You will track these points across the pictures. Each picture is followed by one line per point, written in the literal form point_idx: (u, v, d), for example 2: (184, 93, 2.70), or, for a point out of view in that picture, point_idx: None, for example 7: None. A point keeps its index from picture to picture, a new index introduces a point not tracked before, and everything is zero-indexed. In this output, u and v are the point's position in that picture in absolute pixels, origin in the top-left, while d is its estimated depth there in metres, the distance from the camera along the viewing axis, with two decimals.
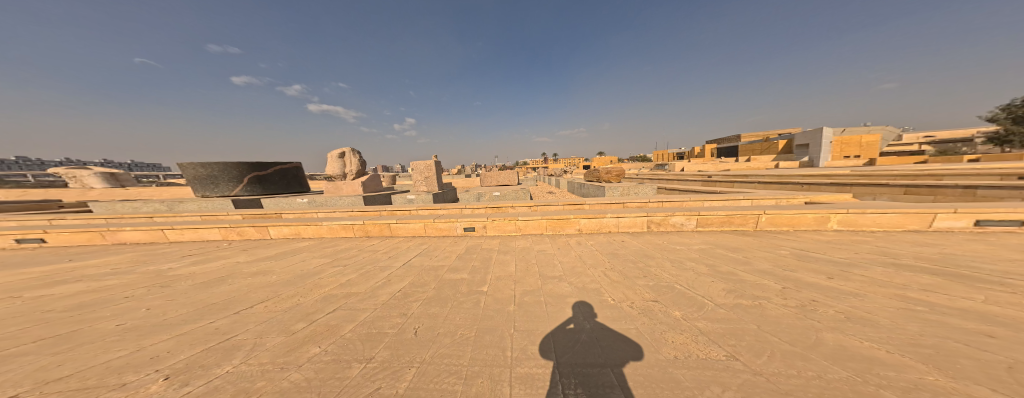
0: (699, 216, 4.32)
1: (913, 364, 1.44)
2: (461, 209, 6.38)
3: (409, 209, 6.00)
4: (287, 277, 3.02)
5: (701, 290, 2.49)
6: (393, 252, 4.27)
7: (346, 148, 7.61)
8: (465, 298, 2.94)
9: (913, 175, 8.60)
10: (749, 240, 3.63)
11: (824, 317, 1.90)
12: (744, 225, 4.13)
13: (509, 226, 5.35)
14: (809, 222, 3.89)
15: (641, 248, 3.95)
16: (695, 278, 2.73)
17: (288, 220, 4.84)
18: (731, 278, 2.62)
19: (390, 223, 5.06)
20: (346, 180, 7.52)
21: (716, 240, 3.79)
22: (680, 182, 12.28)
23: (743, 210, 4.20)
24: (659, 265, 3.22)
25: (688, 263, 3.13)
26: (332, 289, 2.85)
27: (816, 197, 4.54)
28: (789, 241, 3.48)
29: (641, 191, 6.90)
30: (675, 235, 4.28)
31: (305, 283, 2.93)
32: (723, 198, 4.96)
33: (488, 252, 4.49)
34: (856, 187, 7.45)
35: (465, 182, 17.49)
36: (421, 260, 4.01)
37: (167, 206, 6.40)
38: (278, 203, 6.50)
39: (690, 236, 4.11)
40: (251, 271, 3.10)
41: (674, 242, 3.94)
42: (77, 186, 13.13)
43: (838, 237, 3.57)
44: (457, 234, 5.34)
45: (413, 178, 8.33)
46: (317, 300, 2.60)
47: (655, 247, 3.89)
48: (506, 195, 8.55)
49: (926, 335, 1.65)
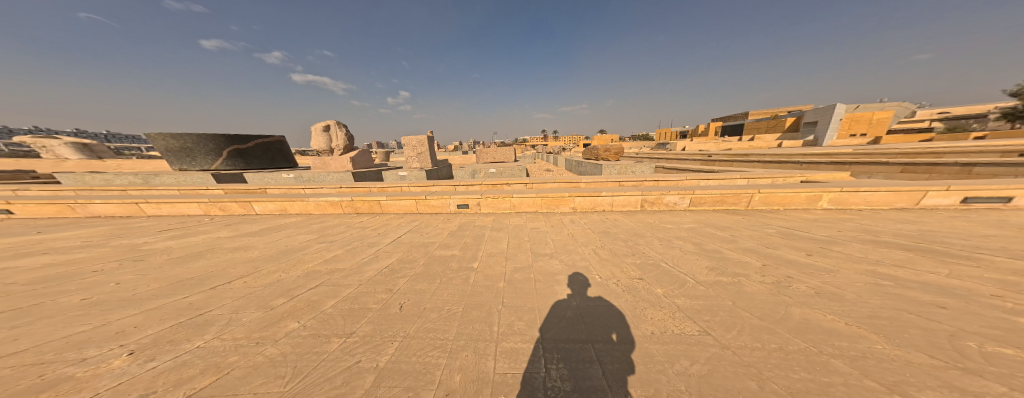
0: (693, 194, 4.24)
1: (864, 334, 1.40)
2: (453, 186, 6.22)
3: (400, 186, 5.83)
4: (269, 253, 2.97)
5: (685, 268, 2.48)
6: (383, 229, 4.21)
7: (331, 121, 7.14)
8: (455, 274, 2.93)
9: (914, 153, 8.46)
10: (740, 219, 3.59)
11: (796, 293, 1.86)
12: (738, 204, 4.07)
13: (503, 204, 5.28)
14: (801, 200, 3.82)
15: (633, 227, 3.92)
16: (682, 256, 2.72)
17: (273, 196, 4.70)
18: (715, 256, 2.60)
19: (380, 200, 4.94)
20: (334, 155, 7.14)
21: (707, 218, 3.75)
22: (681, 161, 12.06)
23: (737, 188, 4.10)
24: (648, 243, 3.21)
25: (676, 241, 3.11)
26: (316, 265, 2.83)
27: (813, 175, 4.42)
28: (779, 219, 3.44)
29: (640, 170, 6.73)
30: (667, 214, 4.23)
31: (288, 258, 2.89)
32: (720, 177, 4.84)
33: (479, 229, 4.44)
34: (855, 166, 7.34)
35: (463, 159, 17.13)
36: (411, 237, 3.96)
37: (143, 179, 6.13)
38: (262, 178, 6.28)
39: (682, 215, 4.06)
40: (233, 246, 3.05)
41: (666, 221, 3.90)
42: (49, 157, 12.73)
43: (827, 215, 3.53)
44: (449, 212, 5.26)
45: (405, 154, 8.02)
46: (299, 276, 2.57)
47: (647, 226, 3.86)
48: (502, 172, 8.36)
49: (884, 307, 1.59)
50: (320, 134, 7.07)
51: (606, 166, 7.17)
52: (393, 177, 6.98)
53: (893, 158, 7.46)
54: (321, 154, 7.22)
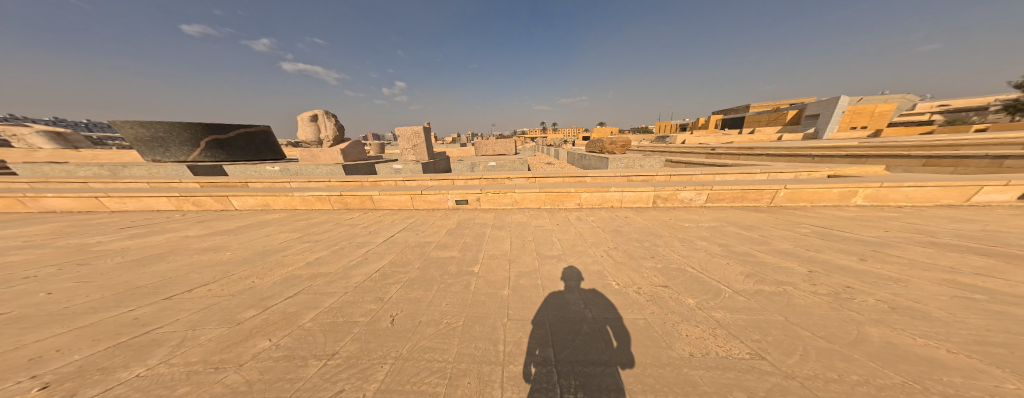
0: (711, 190, 3.94)
1: (982, 367, 1.14)
2: (451, 180, 5.85)
3: (393, 180, 5.45)
4: (242, 254, 2.62)
5: (716, 274, 2.20)
6: (376, 226, 3.88)
7: (319, 110, 6.66)
8: (453, 279, 2.63)
9: (929, 147, 8.23)
10: (765, 217, 3.31)
11: (865, 308, 1.58)
12: (758, 201, 3.79)
13: (504, 200, 4.95)
14: (833, 197, 3.55)
15: (647, 226, 3.64)
16: (711, 259, 2.44)
17: (253, 190, 4.30)
18: (749, 260, 2.32)
19: (372, 195, 4.59)
20: (323, 147, 6.68)
21: (728, 216, 3.47)
22: (685, 154, 11.73)
23: (760, 184, 3.81)
24: (667, 244, 2.93)
25: (700, 242, 2.83)
26: (297, 269, 2.50)
27: (843, 169, 4.15)
28: (808, 217, 3.17)
29: (648, 164, 6.41)
30: (682, 211, 3.96)
31: (264, 261, 2.55)
32: (738, 171, 4.54)
33: (480, 227, 4.12)
34: (872, 159, 7.05)
35: (461, 152, 16.61)
36: (406, 235, 3.64)
37: (110, 170, 5.63)
38: (244, 171, 5.85)
39: (699, 212, 3.79)
40: (203, 247, 2.70)
41: (683, 219, 3.63)
42: (23, 147, 12.09)
43: (863, 213, 3.26)
44: (447, 208, 4.92)
45: (399, 146, 7.59)
46: (275, 283, 2.24)
47: (663, 225, 3.58)
48: (502, 165, 7.99)
49: (994, 330, 1.33)
50: (308, 124, 6.54)
51: (612, 160, 6.81)
52: (387, 170, 6.56)
53: (910, 152, 7.18)
54: (309, 145, 6.73)
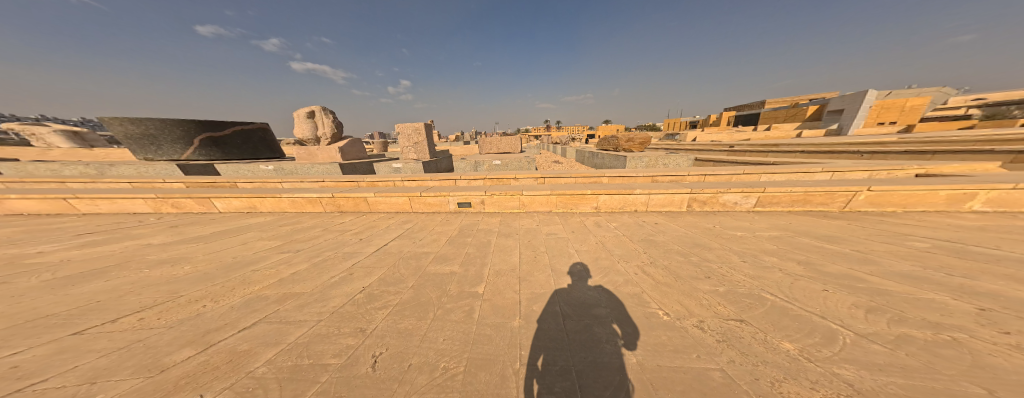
0: (762, 193, 3.32)
1: None
2: (453, 181, 5.39)
3: (391, 180, 5.02)
4: (202, 270, 2.20)
5: (815, 307, 1.66)
6: (369, 232, 3.46)
7: (316, 106, 6.24)
8: (454, 305, 2.20)
9: (998, 142, 7.25)
10: (845, 225, 2.67)
11: None
12: (828, 205, 3.14)
13: (511, 202, 4.47)
14: (937, 201, 2.86)
15: (686, 234, 3.07)
16: (798, 286, 1.87)
17: (239, 190, 3.96)
18: (860, 288, 1.73)
19: (367, 197, 4.18)
20: (320, 144, 6.27)
21: (791, 224, 2.86)
22: (704, 152, 10.87)
23: (828, 185, 3.16)
24: (722, 261, 2.37)
25: (769, 259, 2.26)
26: (265, 288, 2.05)
27: (936, 168, 3.43)
28: (908, 227, 2.52)
29: (670, 163, 5.77)
30: (726, 217, 3.36)
31: (228, 278, 2.12)
32: (792, 170, 3.86)
33: (485, 235, 3.66)
34: (937, 154, 6.12)
35: (464, 150, 16.18)
36: (401, 244, 3.20)
37: (96, 169, 5.41)
38: (237, 170, 5.57)
39: (750, 218, 3.17)
40: (159, 259, 2.31)
41: (731, 227, 3.03)
42: (40, 146, 12.34)
43: (989, 221, 2.55)
44: (448, 212, 4.48)
45: (399, 143, 7.12)
46: (232, 308, 1.80)
47: (705, 234, 3.00)
48: (507, 164, 7.37)
49: None
50: (305, 121, 6.17)
51: (630, 159, 5.96)
52: (386, 169, 6.11)
53: (979, 147, 6.25)
54: (306, 143, 6.37)
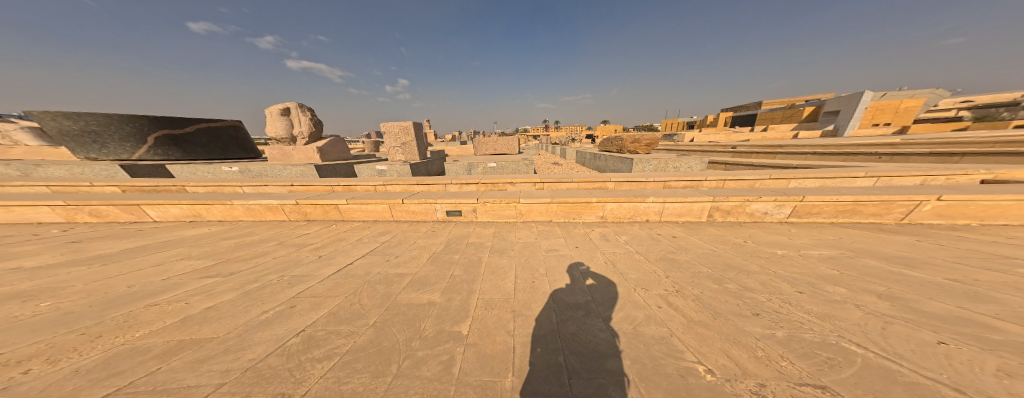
0: (800, 202, 2.82)
1: None
2: (442, 185, 4.88)
3: (370, 183, 4.48)
4: (79, 309, 1.72)
5: (935, 371, 1.14)
6: (334, 247, 2.97)
7: (291, 103, 5.56)
8: (424, 351, 1.68)
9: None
10: (914, 242, 2.20)
11: None
12: (880, 216, 2.67)
13: (506, 211, 4.04)
14: (1020, 214, 2.41)
15: (715, 252, 2.57)
16: (896, 333, 1.35)
17: (184, 196, 3.48)
18: (995, 343, 1.23)
19: (338, 204, 3.65)
20: (297, 145, 5.64)
21: (843, 239, 2.37)
22: (710, 154, 10.41)
23: (881, 193, 2.68)
24: (772, 290, 1.87)
25: (837, 290, 1.75)
26: (148, 335, 1.58)
27: (998, 174, 2.98)
28: (996, 246, 2.05)
29: (680, 166, 5.28)
30: (758, 229, 2.86)
31: (102, 321, 1.64)
32: (828, 175, 3.39)
33: (474, 251, 3.17)
34: (969, 157, 5.64)
35: (461, 150, 15.66)
36: (371, 264, 2.70)
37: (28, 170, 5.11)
38: (203, 172, 5.08)
39: (789, 231, 2.68)
40: (14, 292, 1.82)
41: (770, 242, 2.54)
42: (7, 143, 11.63)
43: None
44: (434, 221, 3.98)
45: (386, 143, 6.54)
46: (71, 375, 1.31)
47: (739, 251, 2.50)
48: (504, 166, 6.86)
49: None
50: (279, 118, 5.52)
51: (638, 160, 5.37)
52: (369, 172, 5.54)
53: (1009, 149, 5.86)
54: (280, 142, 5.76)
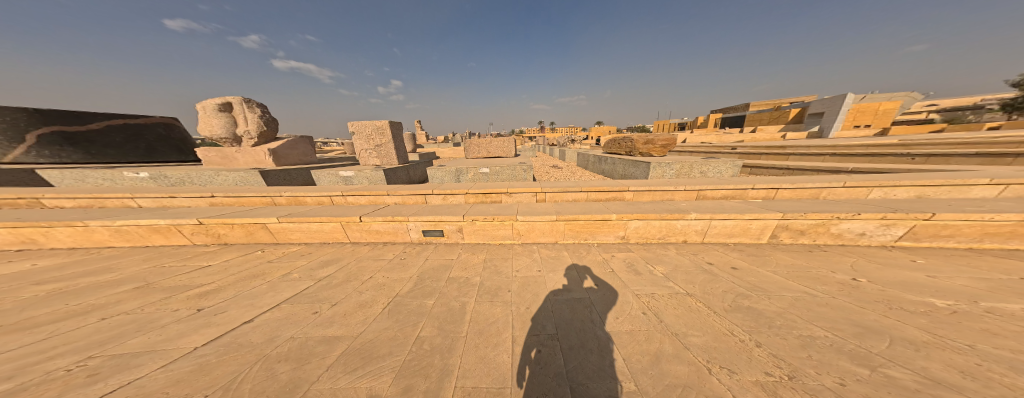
0: (918, 222, 2.02)
1: None
2: (421, 197, 3.99)
3: (324, 193, 3.61)
4: None
5: None
6: (234, 292, 2.10)
7: (236, 97, 4.49)
8: None
9: None
10: None
11: None
12: None
13: (501, 231, 3.38)
14: None
15: (826, 297, 1.70)
16: None
17: (35, 216, 3.01)
18: None
19: (266, 223, 2.95)
20: (241, 147, 4.53)
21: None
22: (724, 154, 9.69)
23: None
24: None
25: None
26: None
27: None
28: None
29: (708, 170, 4.50)
30: (865, 258, 2.02)
31: None
32: (929, 183, 2.61)
33: (457, 294, 2.37)
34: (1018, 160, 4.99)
35: (453, 152, 14.68)
36: (285, 322, 1.78)
37: None
38: (99, 178, 4.27)
39: (927, 263, 1.83)
40: None
41: (907, 278, 1.70)
42: None
43: None
44: (409, 243, 3.30)
45: (355, 144, 5.47)
46: None
47: (867, 296, 1.63)
48: (498, 171, 5.78)
49: None
50: (217, 114, 4.38)
51: (655, 164, 4.52)
52: (329, 179, 4.55)
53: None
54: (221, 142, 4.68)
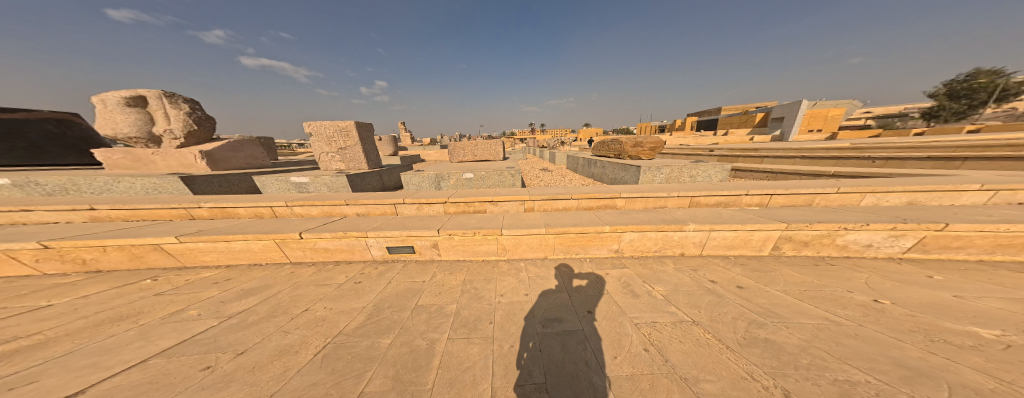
0: (929, 233, 1.91)
1: None
2: (389, 207, 3.51)
3: (259, 205, 3.29)
4: None
5: None
6: (72, 346, 1.67)
7: (155, 91, 4.02)
8: None
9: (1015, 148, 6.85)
10: None
11: None
12: None
13: (484, 246, 3.00)
14: None
15: (857, 324, 1.47)
16: None
17: None
18: None
19: (158, 244, 2.66)
20: (165, 148, 4.10)
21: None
22: (711, 155, 9.90)
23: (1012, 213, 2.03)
24: None
25: None
26: None
27: None
28: None
29: (697, 175, 4.40)
30: (877, 271, 1.88)
31: None
32: (921, 189, 2.58)
33: (425, 329, 1.96)
34: (966, 163, 5.34)
35: (441, 155, 14.03)
36: (147, 389, 1.44)
37: None
38: None
39: (947, 277, 1.70)
40: None
41: (923, 295, 1.57)
42: None
43: None
44: (370, 260, 3.07)
45: (317, 147, 4.84)
46: None
47: (909, 324, 1.40)
48: (484, 177, 5.35)
49: None
50: (129, 109, 3.86)
51: (645, 168, 4.34)
52: (279, 185, 4.11)
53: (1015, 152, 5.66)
54: (127, 142, 4.10)
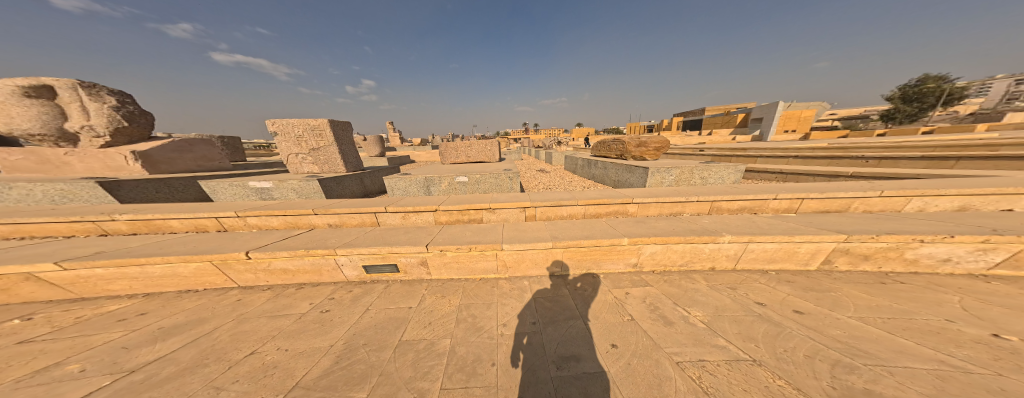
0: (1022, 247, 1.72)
1: None
2: (368, 217, 2.95)
3: (196, 216, 2.68)
4: None
5: None
6: None
7: (67, 82, 3.59)
8: None
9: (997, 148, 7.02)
10: None
11: None
12: None
13: (483, 263, 2.51)
14: None
15: (994, 369, 1.13)
16: None
17: None
18: None
19: (31, 272, 2.06)
20: (86, 148, 3.72)
21: None
22: (704, 155, 9.83)
23: None
24: None
25: None
26: None
27: None
28: None
29: (708, 177, 4.11)
30: (971, 292, 1.62)
31: None
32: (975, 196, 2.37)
33: (411, 377, 1.48)
34: (959, 163, 5.30)
35: (431, 156, 13.36)
36: None
37: None
38: None
39: None
40: None
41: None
42: None
43: None
44: (343, 282, 2.51)
45: (284, 146, 4.19)
46: None
47: None
48: (477, 180, 4.84)
49: None
50: (33, 103, 3.42)
51: (653, 169, 4.00)
52: (234, 191, 3.47)
53: (998, 151, 5.74)
54: (31, 140, 3.67)
